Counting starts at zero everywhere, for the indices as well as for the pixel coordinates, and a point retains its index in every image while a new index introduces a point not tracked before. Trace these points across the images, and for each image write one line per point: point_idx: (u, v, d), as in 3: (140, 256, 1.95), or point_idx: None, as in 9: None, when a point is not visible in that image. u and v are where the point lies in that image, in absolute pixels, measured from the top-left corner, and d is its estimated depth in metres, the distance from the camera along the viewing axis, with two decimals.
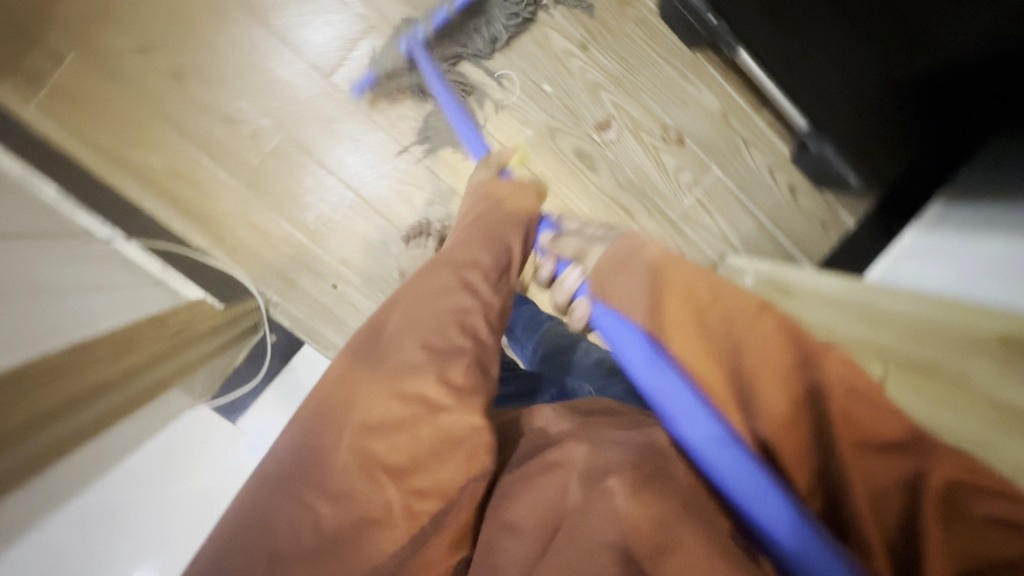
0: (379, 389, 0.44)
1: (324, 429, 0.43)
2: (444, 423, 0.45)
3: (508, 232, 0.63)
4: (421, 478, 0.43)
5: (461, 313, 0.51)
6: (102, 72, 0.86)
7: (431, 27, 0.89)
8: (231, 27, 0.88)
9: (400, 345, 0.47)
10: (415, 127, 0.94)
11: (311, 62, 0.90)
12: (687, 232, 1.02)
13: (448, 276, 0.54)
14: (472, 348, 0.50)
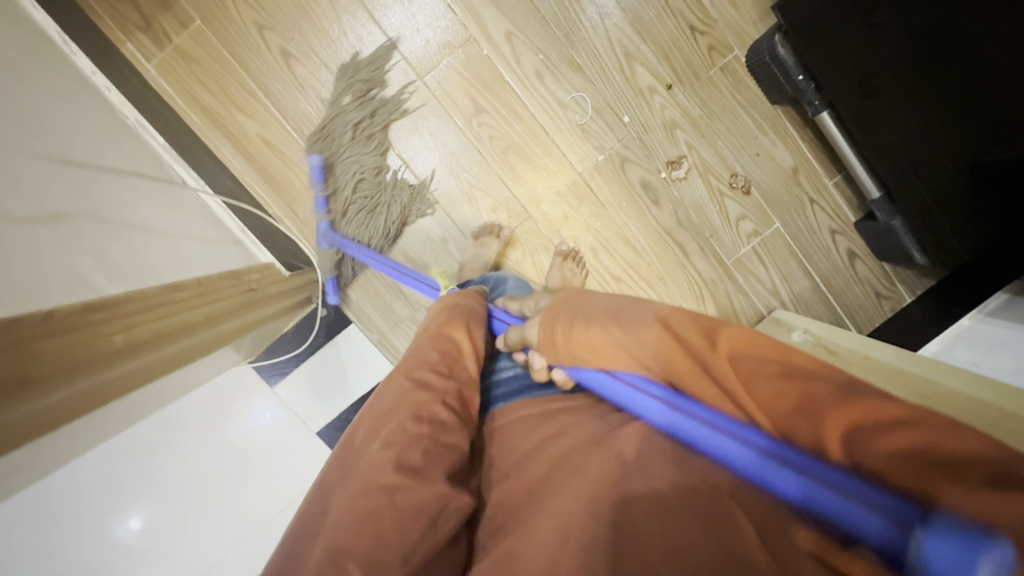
0: (347, 495, 0.46)
1: (304, 550, 0.44)
2: (402, 501, 0.45)
3: (455, 326, 0.65)
4: (385, 553, 0.43)
5: (414, 401, 0.53)
6: (220, 42, 0.93)
7: (321, 215, 0.93)
8: (342, 17, 0.94)
9: (367, 449, 0.50)
10: (492, 136, 0.98)
11: (407, 60, 0.96)
12: (739, 280, 1.03)
13: (401, 382, 0.56)
14: (428, 432, 0.51)
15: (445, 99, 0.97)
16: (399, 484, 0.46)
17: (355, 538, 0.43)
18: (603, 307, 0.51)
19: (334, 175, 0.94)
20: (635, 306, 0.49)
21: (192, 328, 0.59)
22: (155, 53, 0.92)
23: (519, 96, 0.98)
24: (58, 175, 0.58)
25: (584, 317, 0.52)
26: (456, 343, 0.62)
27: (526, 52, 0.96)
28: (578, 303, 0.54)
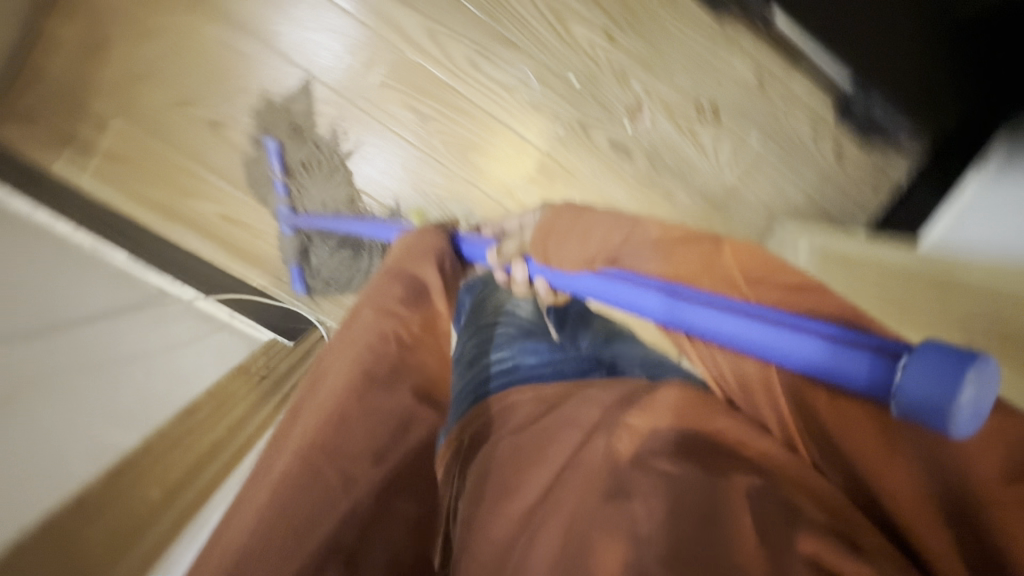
0: (312, 408, 0.39)
1: (271, 456, 0.38)
2: (377, 403, 0.39)
3: (428, 265, 0.53)
4: (350, 460, 0.37)
5: (380, 329, 0.43)
6: (146, 131, 0.89)
7: (282, 199, 0.91)
8: (257, 68, 0.89)
9: (330, 369, 0.42)
10: (446, 141, 0.95)
11: (333, 89, 0.91)
12: (729, 208, 1.01)
13: (366, 313, 0.46)
14: (396, 351, 0.42)
15: (388, 121, 0.93)
16: (363, 386, 0.39)
17: (317, 438, 0.36)
18: (596, 232, 0.49)
19: (298, 177, 0.92)
20: (640, 237, 0.47)
21: (204, 464, 0.59)
22: (84, 161, 0.89)
23: (460, 93, 0.93)
24: (19, 359, 0.55)
25: (577, 235, 0.51)
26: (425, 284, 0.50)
27: (453, 45, 0.91)
28: (576, 213, 0.52)
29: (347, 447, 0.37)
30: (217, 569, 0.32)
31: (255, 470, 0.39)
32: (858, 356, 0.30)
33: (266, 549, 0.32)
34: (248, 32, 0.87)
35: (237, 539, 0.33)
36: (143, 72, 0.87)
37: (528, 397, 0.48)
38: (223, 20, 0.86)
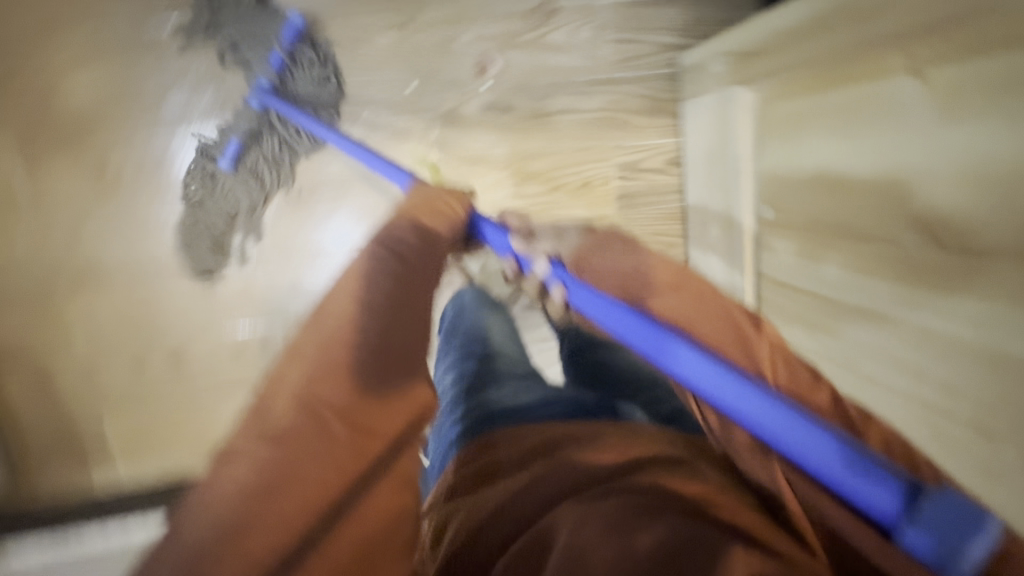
0: (321, 346, 0.35)
1: (270, 389, 0.34)
2: (385, 371, 0.35)
3: (435, 225, 0.55)
4: (376, 439, 0.33)
5: (396, 288, 0.42)
6: (133, 406, 0.91)
7: (270, 72, 0.84)
8: (167, 290, 0.89)
9: (336, 305, 0.39)
10: (369, 220, 0.91)
11: (244, 254, 0.90)
12: (627, 76, 0.94)
13: (373, 253, 0.45)
14: (408, 306, 0.40)
15: (319, 245, 0.91)
16: (380, 352, 0.36)
17: (327, 396, 0.33)
18: (676, 305, 0.51)
19: (296, 65, 0.84)
20: (721, 327, 0.48)
21: None
22: (109, 467, 0.92)
23: (344, 175, 0.90)
24: None
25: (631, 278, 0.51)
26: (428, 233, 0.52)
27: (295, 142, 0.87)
28: (683, 295, 0.53)
29: (372, 421, 0.33)
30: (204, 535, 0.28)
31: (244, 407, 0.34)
32: (862, 469, 0.29)
33: (276, 502, 0.29)
34: (135, 267, 0.87)
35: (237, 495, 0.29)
36: (89, 365, 0.89)
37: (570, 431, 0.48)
38: (110, 275, 0.87)
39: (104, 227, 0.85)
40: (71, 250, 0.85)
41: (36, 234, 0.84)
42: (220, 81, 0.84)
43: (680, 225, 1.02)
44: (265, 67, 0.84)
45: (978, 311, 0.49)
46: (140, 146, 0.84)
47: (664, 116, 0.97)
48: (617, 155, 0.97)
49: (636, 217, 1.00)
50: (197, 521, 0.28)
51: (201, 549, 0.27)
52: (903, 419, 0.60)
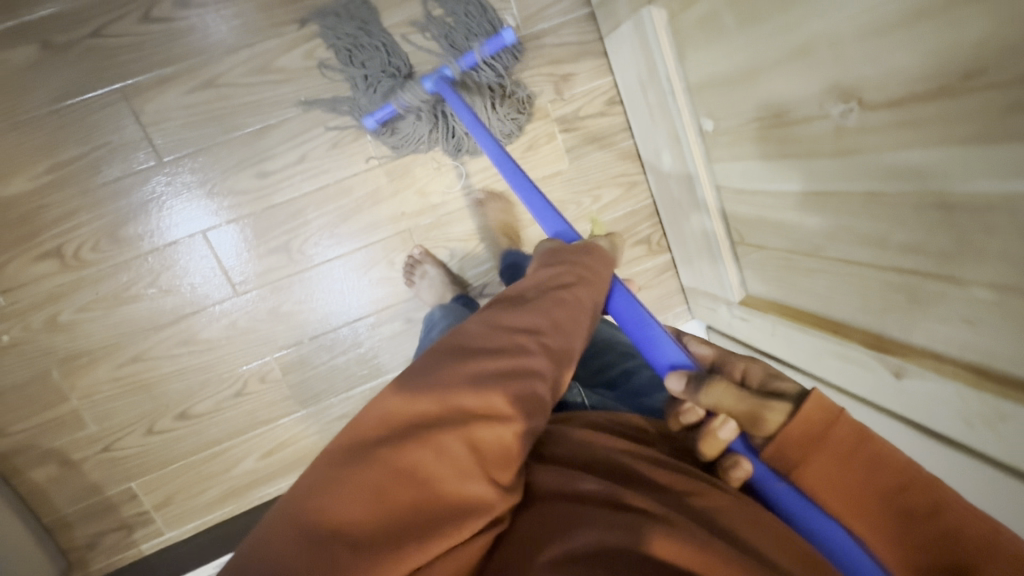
0: (420, 453, 0.42)
1: (363, 468, 0.41)
2: (465, 490, 0.43)
3: (585, 297, 0.58)
4: (455, 538, 0.41)
5: (501, 389, 0.47)
6: (156, 466, 0.94)
7: (457, 67, 0.87)
8: (157, 350, 0.91)
9: (453, 396, 0.46)
10: (335, 232, 0.92)
11: (225, 297, 0.91)
12: (545, 27, 0.93)
13: (515, 341, 0.51)
14: (515, 414, 0.47)
15: (297, 266, 0.92)
16: (482, 456, 0.44)
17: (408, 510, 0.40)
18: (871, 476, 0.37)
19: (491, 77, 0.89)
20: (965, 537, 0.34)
21: None
22: (152, 527, 0.96)
23: (301, 193, 0.90)
24: None
25: (831, 457, 0.39)
26: (573, 308, 0.56)
27: (238, 177, 0.88)
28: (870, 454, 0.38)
29: (466, 514, 0.42)
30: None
31: (345, 473, 0.40)
32: None
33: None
34: (122, 337, 0.89)
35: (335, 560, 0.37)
36: (107, 438, 0.92)
37: (596, 419, 0.56)
38: (101, 349, 0.89)
39: (81, 306, 0.87)
40: (55, 335, 0.87)
41: (17, 329, 0.86)
42: (161, 132, 0.84)
43: (635, 162, 1.01)
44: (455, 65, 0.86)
45: (914, 165, 0.48)
46: (91, 221, 0.85)
47: (592, 59, 0.95)
48: (555, 110, 0.96)
49: (590, 166, 1.00)
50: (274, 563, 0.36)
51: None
52: (868, 294, 0.60)
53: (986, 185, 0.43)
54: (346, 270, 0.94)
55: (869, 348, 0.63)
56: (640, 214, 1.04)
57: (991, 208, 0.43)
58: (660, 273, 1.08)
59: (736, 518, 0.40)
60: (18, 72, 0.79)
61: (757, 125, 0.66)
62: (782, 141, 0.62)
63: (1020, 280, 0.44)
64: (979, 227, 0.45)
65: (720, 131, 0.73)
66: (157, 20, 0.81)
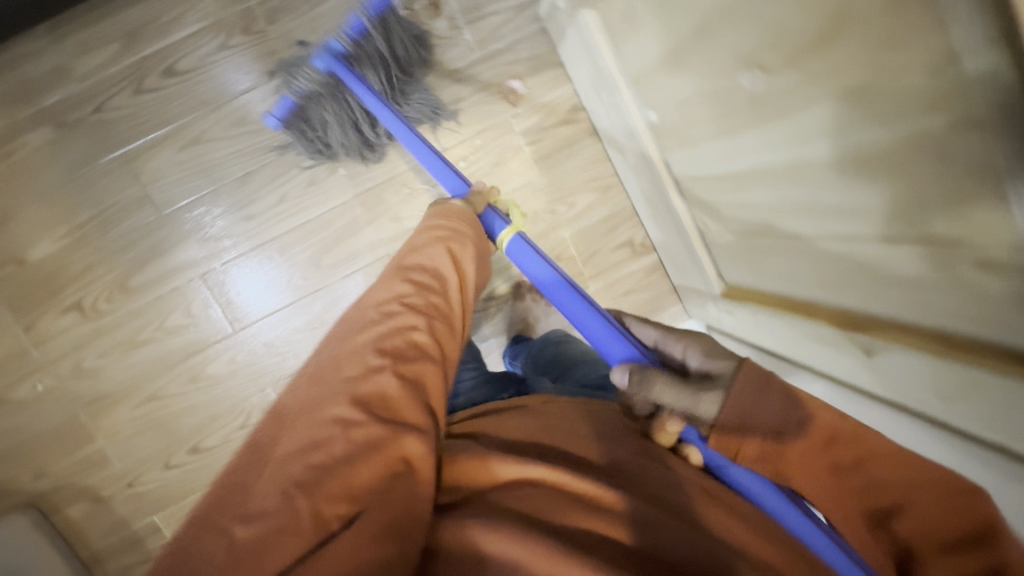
0: (304, 425, 0.49)
1: (260, 460, 0.48)
2: (355, 436, 0.47)
3: (438, 255, 0.67)
4: (356, 476, 0.45)
5: (374, 349, 0.56)
6: (174, 499, 1.00)
7: (344, 37, 0.85)
8: (167, 388, 0.98)
9: (333, 371, 0.55)
10: (319, 263, 0.98)
11: (224, 335, 0.98)
12: (499, 45, 0.96)
13: (376, 312, 0.61)
14: (388, 363, 0.54)
15: (285, 299, 0.98)
16: (369, 407, 0.50)
17: (306, 470, 0.45)
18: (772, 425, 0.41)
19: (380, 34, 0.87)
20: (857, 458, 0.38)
21: None
22: None
23: (284, 230, 0.96)
24: None
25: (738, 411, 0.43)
26: (434, 268, 0.66)
27: (228, 221, 0.95)
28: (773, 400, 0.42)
29: (361, 455, 0.46)
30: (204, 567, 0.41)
31: (247, 470, 0.48)
32: None
33: (252, 546, 0.41)
34: (138, 379, 0.97)
35: (245, 536, 0.41)
36: (130, 474, 0.99)
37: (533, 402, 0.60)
38: (120, 391, 0.97)
39: (101, 353, 0.96)
40: (80, 381, 0.96)
41: (47, 379, 0.95)
42: (157, 190, 0.93)
43: (605, 165, 1.01)
44: (339, 36, 0.85)
45: (825, 120, 0.45)
46: (103, 275, 0.94)
47: (549, 70, 0.97)
48: (518, 125, 0.98)
49: (561, 174, 1.00)
50: (197, 554, 0.42)
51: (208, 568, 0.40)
52: (819, 265, 0.57)
53: (883, 133, 0.40)
54: (332, 299, 0.99)
55: (839, 328, 0.59)
56: (618, 216, 1.02)
57: (893, 157, 0.40)
58: (648, 274, 1.05)
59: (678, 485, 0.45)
60: (36, 152, 0.91)
61: (688, 109, 0.64)
62: (711, 120, 0.61)
63: (943, 228, 0.40)
64: (891, 177, 0.42)
65: (663, 120, 0.72)
66: (148, 90, 0.91)
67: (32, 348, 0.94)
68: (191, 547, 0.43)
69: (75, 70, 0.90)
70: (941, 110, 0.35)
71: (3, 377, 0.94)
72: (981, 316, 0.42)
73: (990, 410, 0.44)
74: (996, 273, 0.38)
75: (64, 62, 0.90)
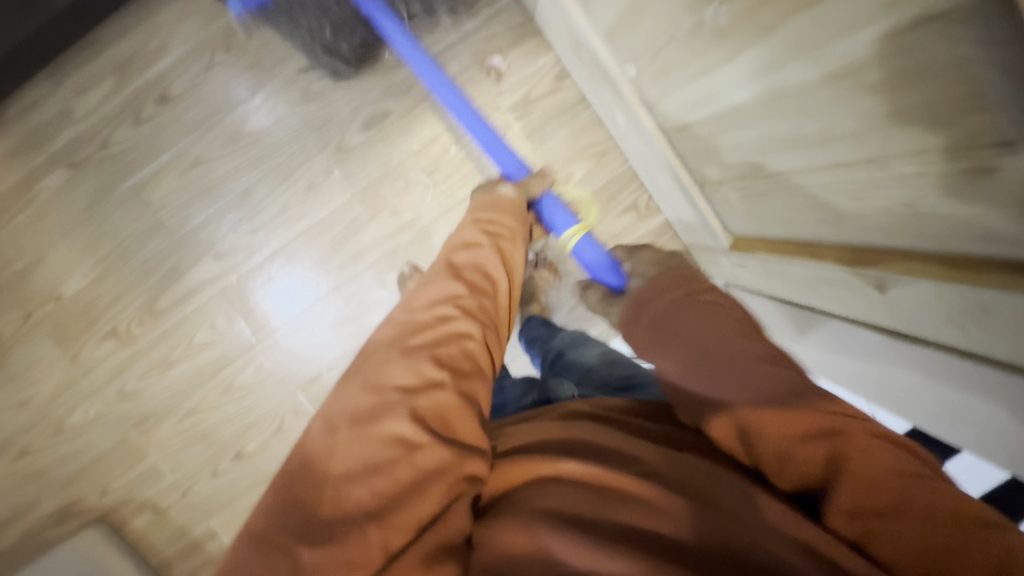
0: (361, 438, 0.49)
1: (309, 476, 0.47)
2: (421, 460, 0.48)
3: (487, 261, 0.69)
4: (421, 505, 0.46)
5: (433, 361, 0.56)
6: (226, 504, 1.06)
7: None
8: (205, 402, 1.03)
9: (389, 375, 0.54)
10: (328, 266, 1.00)
11: (249, 346, 1.02)
12: (474, 23, 0.94)
13: (429, 316, 0.61)
14: (447, 377, 0.55)
15: (299, 305, 1.01)
16: (428, 425, 0.51)
17: (370, 497, 0.45)
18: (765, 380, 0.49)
19: None
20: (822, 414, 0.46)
21: None
22: None
23: (290, 237, 0.99)
24: None
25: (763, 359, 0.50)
26: (487, 275, 0.68)
27: (236, 235, 0.98)
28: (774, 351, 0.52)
29: (427, 482, 0.47)
30: None
31: (299, 489, 0.46)
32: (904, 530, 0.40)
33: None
34: (176, 395, 1.03)
35: (316, 565, 0.41)
36: (183, 485, 1.05)
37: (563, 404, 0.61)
38: (162, 410, 1.03)
39: (141, 374, 1.02)
40: (126, 403, 1.02)
41: (97, 404, 1.02)
42: (168, 214, 0.97)
43: (599, 130, 0.98)
44: None
45: (791, 42, 0.42)
46: (132, 301, 0.99)
47: (527, 41, 0.95)
48: (503, 101, 0.96)
49: (554, 146, 0.98)
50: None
51: None
52: (817, 202, 0.53)
53: (849, 43, 0.37)
54: (345, 299, 1.01)
55: (845, 265, 0.55)
56: (618, 181, 1.00)
57: (867, 69, 0.37)
58: (657, 237, 1.01)
59: (691, 477, 0.46)
60: (55, 193, 0.96)
61: (661, 55, 0.61)
62: (684, 62, 0.57)
63: (930, 139, 0.37)
64: (866, 91, 0.39)
65: (641, 71, 0.69)
66: (146, 120, 0.95)
67: (79, 377, 1.01)
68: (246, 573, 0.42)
69: (78, 110, 0.95)
70: (901, 8, 0.32)
71: (58, 406, 1.02)
72: (986, 230, 0.39)
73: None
74: (989, 178, 0.35)
75: (67, 105, 0.95)
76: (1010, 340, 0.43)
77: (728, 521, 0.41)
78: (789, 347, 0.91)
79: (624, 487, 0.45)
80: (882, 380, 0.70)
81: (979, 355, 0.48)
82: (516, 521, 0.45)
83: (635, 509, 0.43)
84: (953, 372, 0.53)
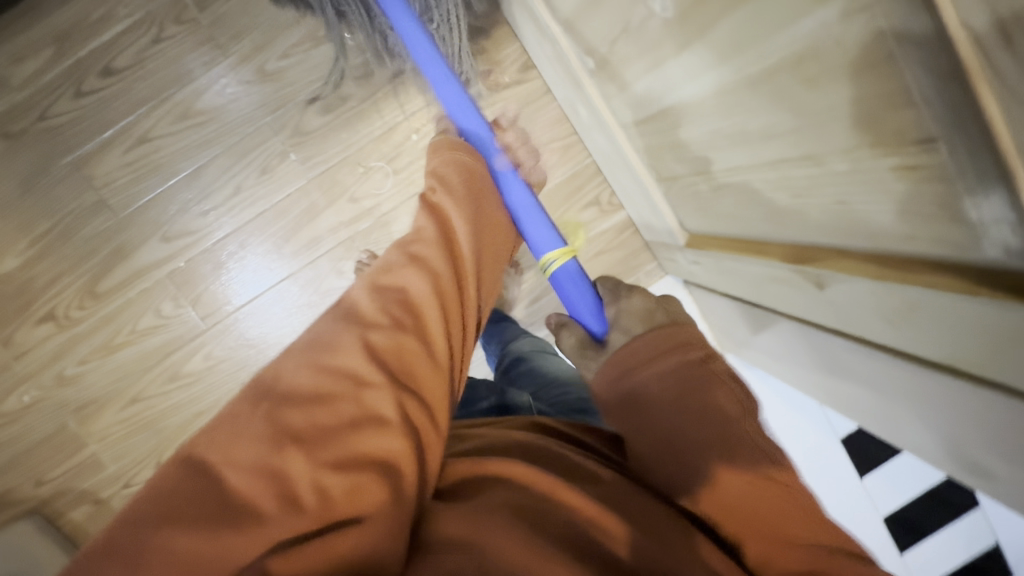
0: (306, 367, 0.47)
1: (247, 406, 0.45)
2: (366, 399, 0.46)
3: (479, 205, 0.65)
4: (362, 445, 0.44)
5: (396, 299, 0.53)
6: None
7: None
8: (151, 390, 0.99)
9: (352, 305, 0.52)
10: (282, 252, 0.97)
11: (197, 333, 0.98)
12: None
13: (399, 255, 0.57)
14: (406, 317, 0.52)
15: (251, 292, 0.98)
16: (379, 362, 0.48)
17: (305, 433, 0.43)
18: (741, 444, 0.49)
19: None
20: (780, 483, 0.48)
21: None
22: None
23: (243, 221, 0.95)
24: None
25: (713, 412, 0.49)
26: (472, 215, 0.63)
27: (186, 217, 0.94)
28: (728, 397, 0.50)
29: (371, 423, 0.45)
30: (184, 514, 0.39)
31: (239, 416, 0.44)
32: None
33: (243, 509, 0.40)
34: (119, 382, 0.98)
35: (241, 490, 0.41)
36: (125, 475, 1.01)
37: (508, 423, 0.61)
38: (104, 396, 0.99)
39: (80, 359, 0.97)
40: (65, 389, 0.98)
41: (32, 389, 0.97)
42: (112, 192, 0.93)
43: (564, 123, 0.97)
44: None
45: (733, 35, 0.41)
46: (72, 282, 0.95)
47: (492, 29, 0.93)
48: None
49: None
50: (171, 496, 0.40)
51: (185, 520, 0.39)
52: (762, 199, 0.54)
53: (785, 37, 0.37)
54: (301, 288, 0.98)
55: (789, 263, 0.56)
56: (581, 175, 0.99)
57: (801, 63, 0.37)
58: (618, 233, 1.02)
59: (634, 505, 0.47)
60: None
61: (617, 47, 0.60)
62: (637, 53, 0.57)
63: (861, 137, 0.37)
64: (803, 85, 0.38)
65: (599, 62, 0.68)
66: (89, 92, 0.90)
67: (13, 361, 0.96)
68: (165, 489, 0.40)
69: (16, 79, 0.89)
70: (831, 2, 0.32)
71: None
72: (911, 231, 0.39)
73: (954, 324, 0.41)
74: (919, 171, 0.34)
75: (3, 73, 0.89)
76: (935, 340, 0.45)
77: (664, 550, 0.44)
78: (742, 347, 0.93)
79: (580, 506, 0.45)
80: (824, 381, 0.72)
81: (906, 353, 0.50)
82: (475, 521, 0.44)
83: (591, 527, 0.44)
84: (886, 371, 0.54)
